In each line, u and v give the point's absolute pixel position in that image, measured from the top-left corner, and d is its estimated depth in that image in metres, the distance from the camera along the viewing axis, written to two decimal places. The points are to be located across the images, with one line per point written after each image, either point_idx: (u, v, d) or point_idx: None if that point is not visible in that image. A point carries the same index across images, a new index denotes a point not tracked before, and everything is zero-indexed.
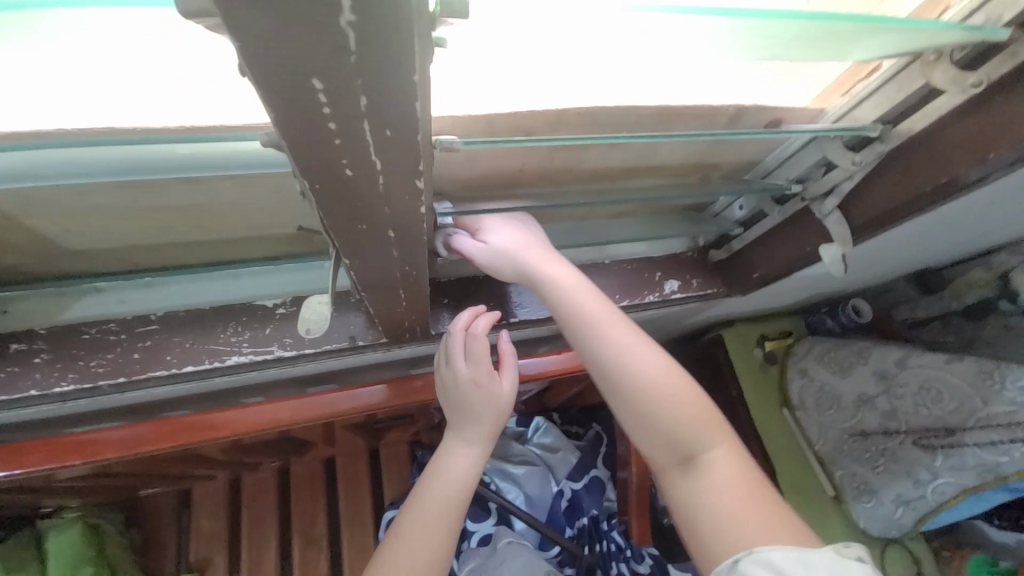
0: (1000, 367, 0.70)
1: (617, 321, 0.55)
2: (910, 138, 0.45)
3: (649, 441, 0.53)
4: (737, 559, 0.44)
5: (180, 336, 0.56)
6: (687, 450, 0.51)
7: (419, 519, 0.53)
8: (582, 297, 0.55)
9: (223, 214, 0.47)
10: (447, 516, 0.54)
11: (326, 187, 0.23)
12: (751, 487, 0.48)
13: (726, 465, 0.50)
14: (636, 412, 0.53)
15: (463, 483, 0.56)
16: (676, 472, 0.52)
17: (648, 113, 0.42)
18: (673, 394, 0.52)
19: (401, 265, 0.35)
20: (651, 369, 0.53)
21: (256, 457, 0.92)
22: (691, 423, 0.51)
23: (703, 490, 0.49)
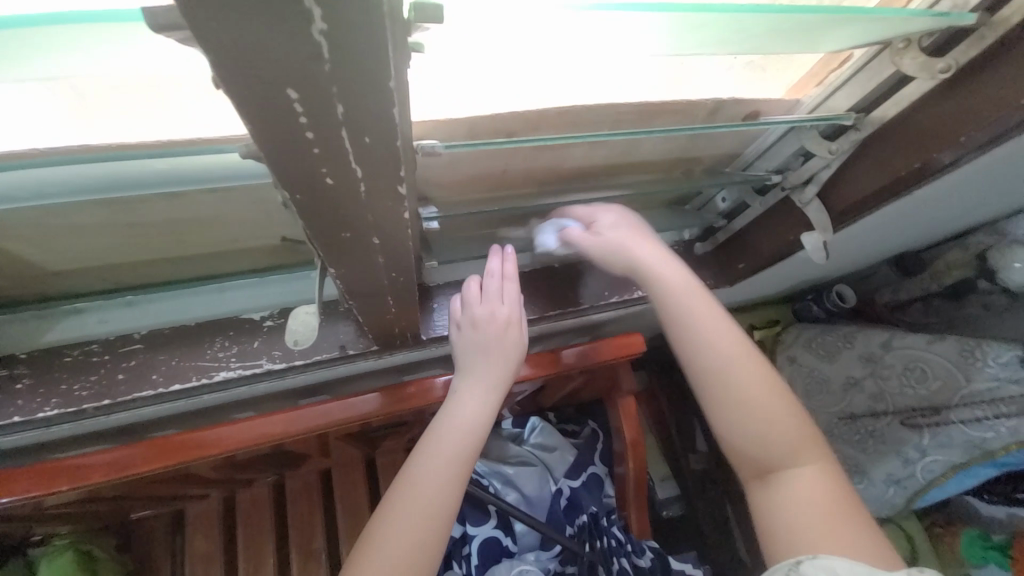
0: (980, 344, 0.71)
1: (708, 306, 0.54)
2: (883, 125, 0.46)
3: (730, 438, 0.51)
4: (797, 564, 0.43)
5: (165, 354, 0.55)
6: (773, 456, 0.49)
7: (431, 462, 0.50)
8: (675, 280, 0.55)
9: (205, 228, 0.46)
10: (459, 459, 0.50)
11: (306, 197, 0.23)
12: (831, 504, 0.46)
13: (809, 479, 0.48)
14: (719, 400, 0.51)
15: (477, 429, 0.52)
16: (755, 475, 0.50)
17: (629, 110, 0.43)
18: (765, 395, 0.51)
19: (390, 272, 0.35)
20: (739, 360, 0.52)
21: (250, 472, 0.91)
22: (785, 428, 0.50)
23: (783, 497, 0.48)
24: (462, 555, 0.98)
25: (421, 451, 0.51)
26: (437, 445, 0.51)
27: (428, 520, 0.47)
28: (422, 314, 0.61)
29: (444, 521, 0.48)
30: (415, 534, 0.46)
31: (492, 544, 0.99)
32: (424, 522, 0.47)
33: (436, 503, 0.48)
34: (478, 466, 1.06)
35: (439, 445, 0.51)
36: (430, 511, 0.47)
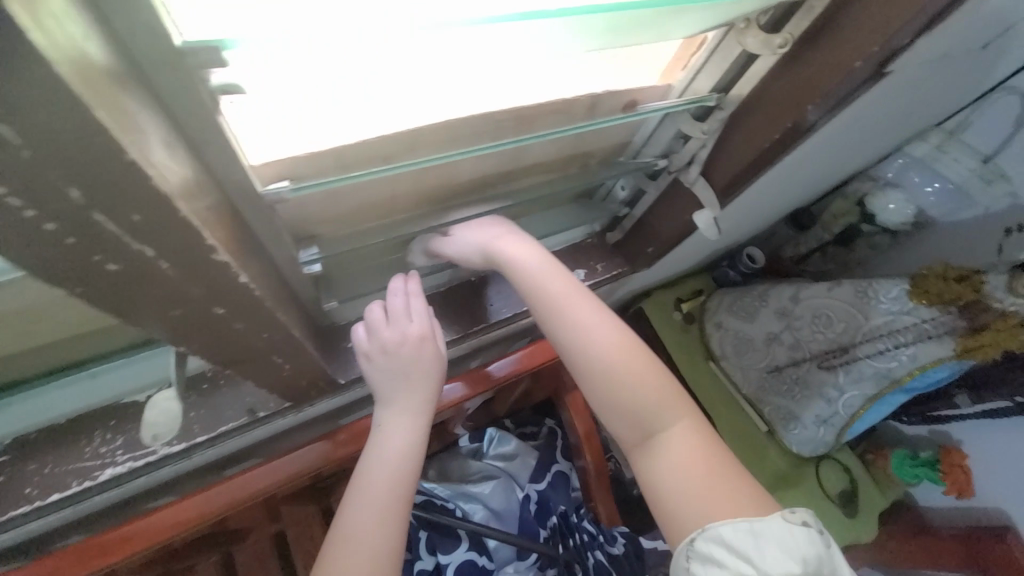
0: (872, 284, 0.77)
1: (575, 290, 0.54)
2: (742, 102, 0.48)
3: (609, 416, 0.51)
4: (690, 543, 0.44)
5: (36, 462, 0.47)
6: (644, 426, 0.49)
7: (358, 512, 0.46)
8: (543, 271, 0.55)
9: (51, 316, 0.40)
10: (393, 499, 0.47)
11: (90, 289, 0.19)
12: (705, 461, 0.47)
13: (680, 441, 0.48)
14: (593, 383, 0.51)
15: (406, 460, 0.49)
16: (637, 448, 0.50)
17: (505, 117, 0.42)
18: (632, 366, 0.50)
19: (258, 332, 0.31)
20: (604, 338, 0.51)
21: (191, 557, 0.83)
22: (651, 395, 0.50)
23: (660, 466, 0.48)
24: None
25: (348, 502, 0.47)
26: (365, 490, 0.47)
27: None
28: (334, 357, 0.56)
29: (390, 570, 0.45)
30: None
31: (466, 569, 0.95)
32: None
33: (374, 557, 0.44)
34: (441, 490, 1.02)
35: (363, 492, 0.47)
36: (370, 553, 0.44)
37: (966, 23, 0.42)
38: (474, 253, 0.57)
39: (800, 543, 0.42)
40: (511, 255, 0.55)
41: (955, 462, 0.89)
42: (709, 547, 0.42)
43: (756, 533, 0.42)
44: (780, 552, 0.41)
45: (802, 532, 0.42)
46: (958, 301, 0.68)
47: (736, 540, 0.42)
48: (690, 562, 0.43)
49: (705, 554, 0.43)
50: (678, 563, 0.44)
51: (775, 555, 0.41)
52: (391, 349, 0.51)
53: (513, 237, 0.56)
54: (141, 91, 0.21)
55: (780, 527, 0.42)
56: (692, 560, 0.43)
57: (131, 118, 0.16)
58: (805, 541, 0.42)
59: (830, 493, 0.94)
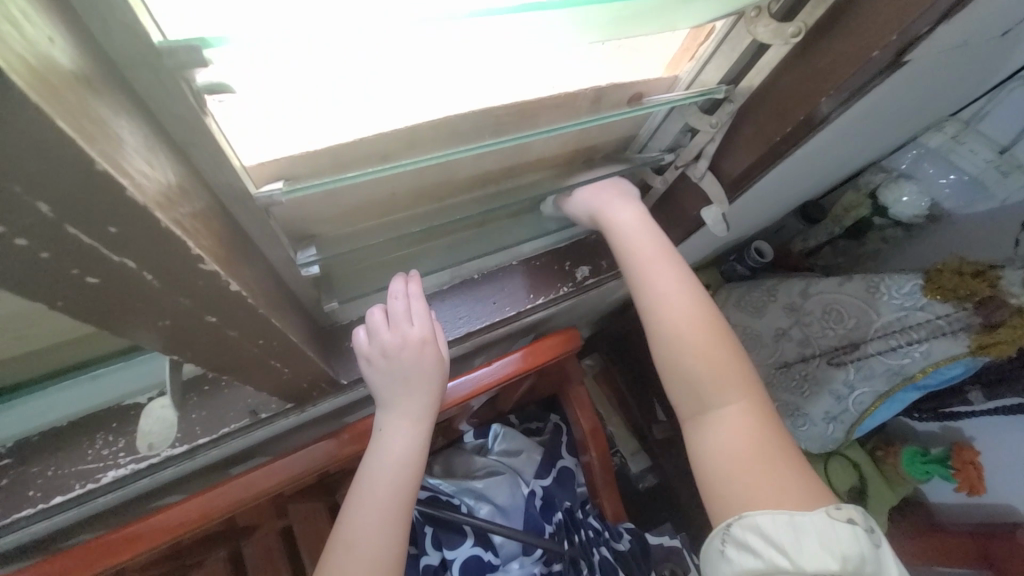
0: (883, 280, 0.75)
1: (662, 256, 0.55)
2: (752, 94, 0.47)
3: (671, 383, 0.52)
4: (726, 527, 0.44)
5: (40, 465, 0.47)
6: (704, 398, 0.49)
7: (362, 515, 0.46)
8: (635, 232, 0.56)
9: (45, 319, 0.40)
10: (393, 505, 0.47)
11: (71, 303, 0.18)
12: (759, 446, 0.46)
13: (737, 421, 0.47)
14: (662, 347, 0.52)
15: (408, 465, 0.49)
16: (694, 419, 0.50)
17: (505, 111, 0.41)
18: (703, 338, 0.50)
19: (252, 339, 0.30)
20: (684, 306, 0.52)
21: (198, 554, 0.83)
22: (717, 369, 0.49)
23: (713, 442, 0.48)
24: None
25: (351, 507, 0.47)
26: (367, 494, 0.47)
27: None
28: (334, 357, 0.55)
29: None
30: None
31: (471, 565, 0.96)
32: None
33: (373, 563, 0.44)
34: (446, 485, 1.02)
35: (367, 496, 0.47)
36: (374, 552, 0.44)
37: (987, 10, 0.40)
38: (583, 210, 0.59)
39: (844, 540, 0.41)
40: (609, 214, 0.57)
41: (968, 459, 0.87)
42: (746, 535, 0.42)
43: (796, 526, 0.41)
44: (819, 548, 0.40)
45: (846, 530, 0.41)
46: (972, 297, 0.67)
47: (774, 531, 0.42)
48: (725, 545, 0.44)
49: (740, 540, 0.43)
50: (712, 544, 0.45)
51: (813, 550, 0.40)
52: (391, 353, 0.50)
53: (619, 197, 0.58)
54: (120, 92, 0.20)
55: (822, 522, 0.41)
56: (727, 544, 0.43)
57: (101, 123, 0.15)
58: (848, 539, 0.41)
59: (838, 490, 0.93)
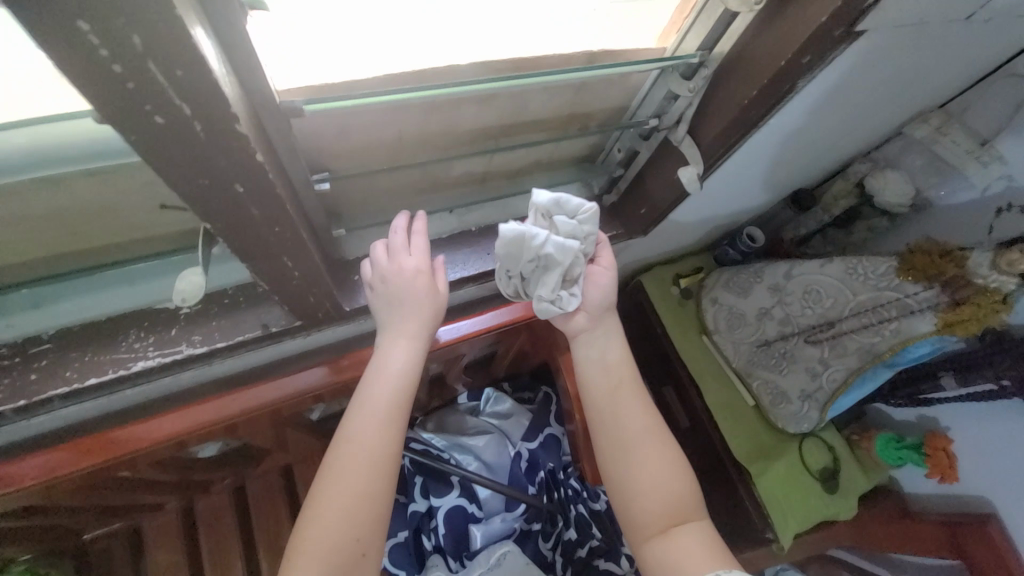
0: (861, 261, 0.79)
1: (633, 389, 0.66)
2: (724, 60, 0.52)
3: (633, 503, 0.61)
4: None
5: (77, 351, 0.54)
6: (666, 511, 0.59)
7: (362, 422, 0.52)
8: (612, 360, 0.67)
9: (98, 216, 0.47)
10: (388, 417, 0.53)
11: (142, 138, 0.25)
12: (708, 547, 0.57)
13: (691, 529, 0.59)
14: (628, 458, 0.62)
15: (406, 379, 0.55)
16: (654, 536, 0.59)
17: (505, 65, 0.47)
18: (660, 459, 0.62)
19: (270, 225, 0.37)
20: (648, 432, 0.64)
21: (206, 471, 0.93)
22: (676, 494, 0.60)
23: (676, 550, 0.57)
24: (431, 527, 1.01)
25: (349, 419, 0.53)
26: (369, 402, 0.53)
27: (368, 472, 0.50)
28: (341, 288, 0.62)
29: (381, 478, 0.51)
30: (356, 499, 0.49)
31: (456, 513, 1.02)
32: (362, 486, 0.50)
33: (370, 459, 0.51)
34: (437, 440, 1.08)
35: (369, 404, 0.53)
36: (368, 457, 0.51)
37: None
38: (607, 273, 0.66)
39: None
40: (595, 341, 0.67)
41: (939, 445, 0.90)
42: None
43: None
44: None
45: None
46: (940, 276, 0.70)
47: None
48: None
49: None
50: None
51: None
52: (391, 279, 0.56)
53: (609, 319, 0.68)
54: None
55: None
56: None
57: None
58: None
59: (811, 469, 0.96)
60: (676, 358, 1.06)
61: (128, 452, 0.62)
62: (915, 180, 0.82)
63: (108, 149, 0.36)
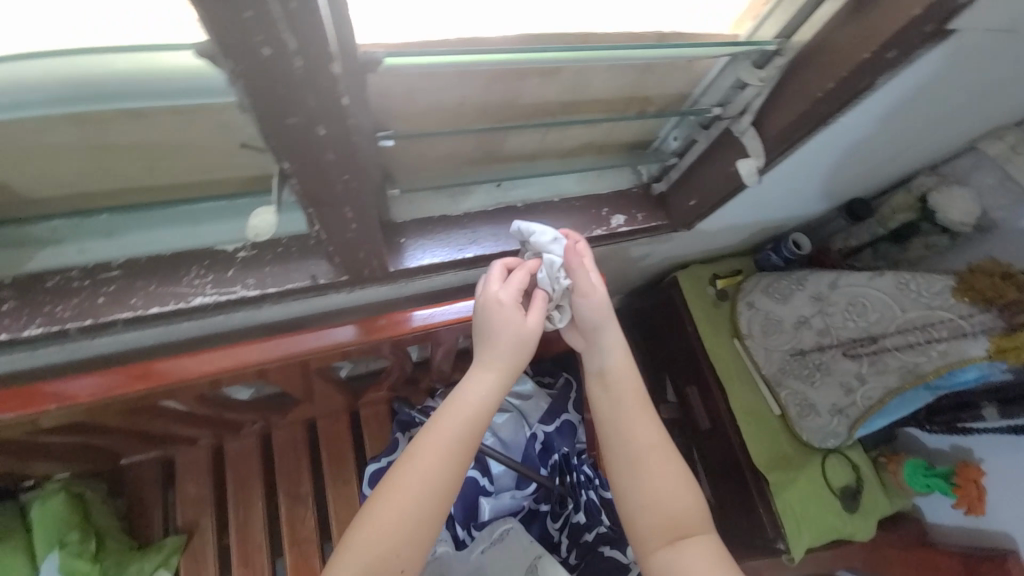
0: (914, 277, 0.77)
1: (642, 402, 0.65)
2: (802, 50, 0.52)
3: (639, 515, 0.61)
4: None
5: (143, 281, 0.57)
6: (675, 524, 0.60)
7: (429, 441, 0.56)
8: (621, 372, 0.66)
9: (174, 154, 0.49)
10: (453, 442, 0.56)
11: (245, 67, 0.26)
12: (717, 565, 0.58)
13: (701, 543, 0.59)
14: (635, 473, 0.62)
15: (480, 410, 0.58)
16: (659, 547, 0.60)
17: (572, 39, 0.47)
18: (668, 473, 0.62)
19: (339, 173, 0.38)
20: (656, 446, 0.63)
21: (239, 413, 0.98)
22: (683, 508, 0.61)
23: (681, 563, 0.58)
24: None
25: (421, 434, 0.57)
26: (441, 422, 0.57)
27: (426, 488, 0.54)
28: (391, 250, 0.66)
29: (434, 500, 0.54)
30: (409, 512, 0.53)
31: (467, 484, 1.03)
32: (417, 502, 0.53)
33: (430, 480, 0.54)
34: None
35: (443, 428, 0.56)
36: (428, 476, 0.54)
37: None
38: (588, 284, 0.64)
39: None
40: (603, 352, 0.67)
41: (970, 476, 0.91)
42: None
43: None
44: None
45: None
46: (999, 300, 0.70)
47: None
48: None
49: None
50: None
51: None
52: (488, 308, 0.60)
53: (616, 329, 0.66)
54: None
55: None
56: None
57: None
58: None
59: (832, 486, 0.94)
60: (703, 357, 1.04)
61: (170, 380, 0.65)
62: (983, 200, 0.80)
63: (198, 88, 0.37)
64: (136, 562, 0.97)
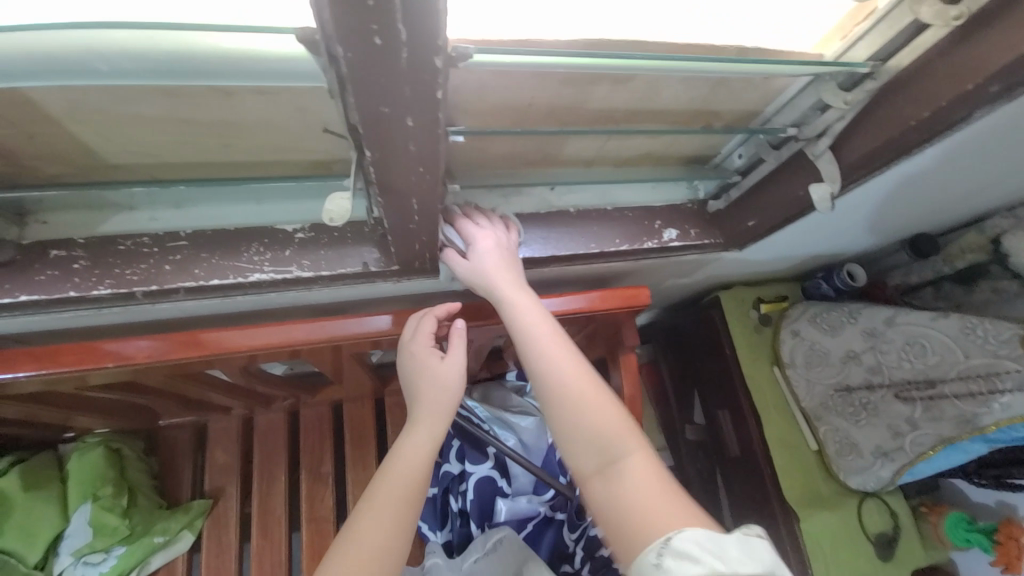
0: (982, 323, 0.75)
1: (557, 339, 0.62)
2: (897, 74, 0.49)
3: (574, 447, 0.57)
4: (666, 541, 0.46)
5: (206, 253, 0.59)
6: (606, 453, 0.55)
7: (374, 502, 0.59)
8: (531, 319, 0.63)
9: (250, 133, 0.51)
10: (399, 501, 0.59)
11: (356, 54, 0.26)
12: (658, 486, 0.51)
13: (639, 468, 0.53)
14: (558, 409, 0.58)
15: (421, 465, 0.62)
16: (593, 479, 0.55)
17: (656, 47, 0.46)
18: (589, 397, 0.58)
19: (415, 163, 0.38)
20: (573, 375, 0.59)
21: (271, 388, 1.00)
22: (609, 432, 0.56)
23: (616, 491, 0.52)
24: (459, 490, 1.05)
25: (365, 499, 0.59)
26: (386, 481, 0.60)
27: (375, 551, 0.56)
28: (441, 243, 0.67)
29: (387, 560, 0.56)
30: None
31: (486, 482, 1.04)
32: (367, 563, 0.55)
33: (376, 542, 0.56)
34: (481, 411, 1.10)
35: (386, 489, 0.60)
36: (377, 537, 0.56)
37: None
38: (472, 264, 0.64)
39: (742, 559, 0.43)
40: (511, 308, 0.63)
41: (1012, 534, 0.87)
42: (685, 544, 0.45)
43: (716, 544, 0.44)
44: (740, 554, 0.43)
45: (737, 546, 0.44)
46: None
47: (706, 541, 0.45)
48: (661, 557, 0.45)
49: (678, 549, 0.45)
50: (646, 557, 0.46)
51: (735, 556, 0.43)
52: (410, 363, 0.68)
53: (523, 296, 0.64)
54: None
55: (742, 539, 0.45)
56: (665, 556, 0.45)
57: None
58: (751, 555, 0.44)
59: (868, 532, 0.91)
60: (740, 384, 1.01)
61: (217, 349, 0.67)
62: None
63: (291, 74, 0.38)
64: (162, 520, 0.99)
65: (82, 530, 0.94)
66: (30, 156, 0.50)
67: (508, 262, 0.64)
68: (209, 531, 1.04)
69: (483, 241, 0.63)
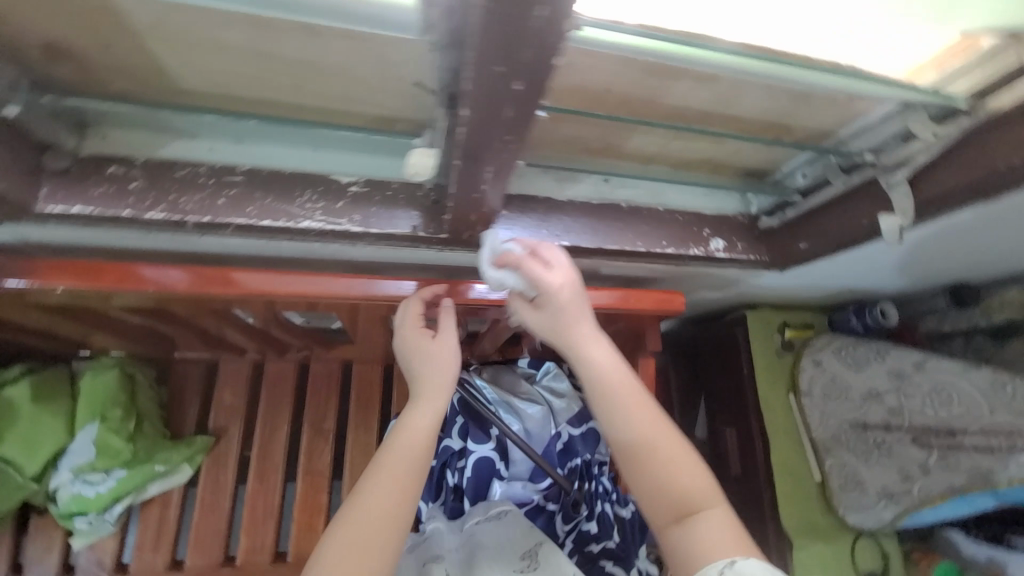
0: (1013, 380, 0.76)
1: (635, 390, 0.62)
2: (994, 115, 0.49)
3: (649, 498, 0.58)
4: (730, 564, 0.51)
5: (260, 193, 0.59)
6: (685, 504, 0.56)
7: (384, 474, 0.60)
8: (607, 366, 0.62)
9: (325, 77, 0.50)
10: (406, 474, 0.61)
11: (499, 3, 0.25)
12: (735, 538, 0.54)
13: (717, 520, 0.55)
14: (637, 458, 0.59)
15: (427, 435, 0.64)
16: (671, 526, 0.57)
17: (756, 48, 0.44)
18: (670, 450, 0.59)
19: (504, 131, 0.38)
20: (654, 428, 0.60)
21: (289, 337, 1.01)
22: (688, 484, 0.57)
23: (693, 539, 0.55)
24: (458, 466, 1.05)
25: (370, 474, 0.61)
26: (392, 454, 0.62)
27: (382, 516, 0.58)
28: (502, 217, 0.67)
29: (394, 525, 0.58)
30: (368, 542, 0.56)
31: (484, 463, 1.04)
32: (378, 525, 0.57)
33: (383, 506, 0.58)
34: (488, 392, 1.09)
35: (391, 463, 0.61)
36: (382, 505, 0.58)
37: None
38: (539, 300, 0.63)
39: None
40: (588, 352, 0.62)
41: None
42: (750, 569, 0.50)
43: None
44: None
45: None
46: None
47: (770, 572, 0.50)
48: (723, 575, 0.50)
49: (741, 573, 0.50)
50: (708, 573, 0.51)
51: None
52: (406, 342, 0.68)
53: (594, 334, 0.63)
54: None
55: None
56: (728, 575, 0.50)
57: None
58: None
59: (858, 566, 0.93)
60: (753, 405, 1.00)
61: (249, 290, 0.67)
62: None
63: (374, 23, 0.38)
64: (165, 449, 1.00)
65: (84, 449, 0.95)
66: (104, 70, 0.50)
67: (576, 301, 0.63)
68: (207, 469, 1.05)
69: (556, 284, 0.61)
